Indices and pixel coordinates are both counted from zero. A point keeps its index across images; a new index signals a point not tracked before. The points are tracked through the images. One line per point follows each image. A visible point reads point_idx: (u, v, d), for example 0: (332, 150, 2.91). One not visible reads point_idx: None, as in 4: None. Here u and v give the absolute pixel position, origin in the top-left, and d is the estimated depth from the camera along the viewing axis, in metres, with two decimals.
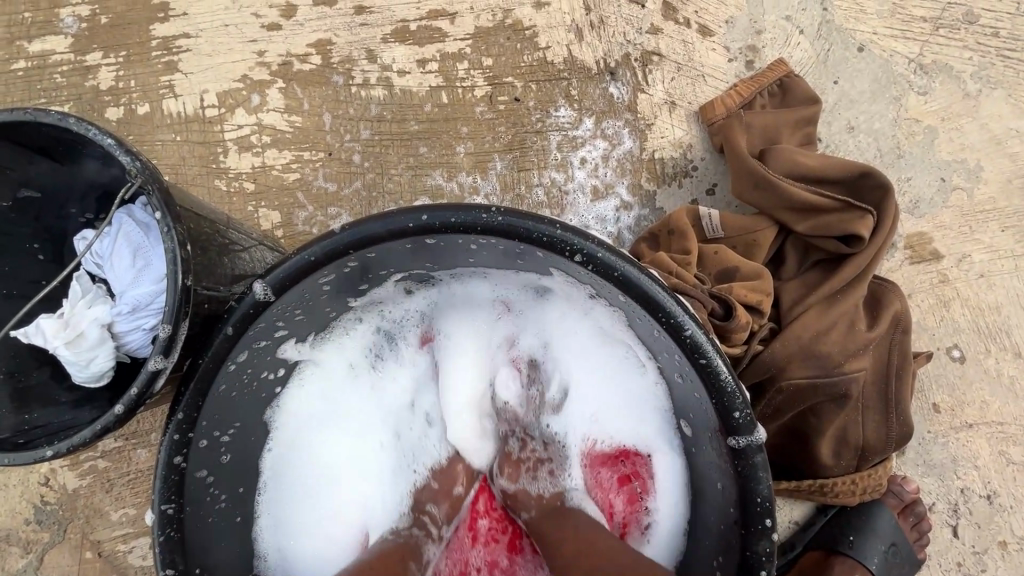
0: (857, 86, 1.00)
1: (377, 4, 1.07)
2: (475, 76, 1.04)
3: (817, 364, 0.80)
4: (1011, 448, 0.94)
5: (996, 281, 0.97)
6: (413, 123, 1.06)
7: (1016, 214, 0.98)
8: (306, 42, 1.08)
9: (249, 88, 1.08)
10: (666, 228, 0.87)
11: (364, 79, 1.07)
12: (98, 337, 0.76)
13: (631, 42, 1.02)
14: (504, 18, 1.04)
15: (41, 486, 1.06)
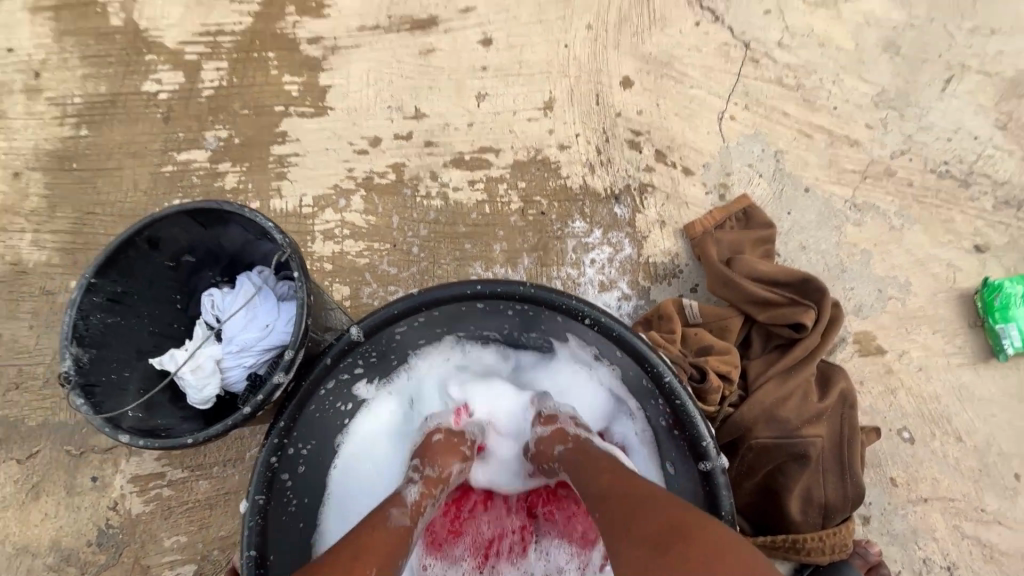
0: (805, 217, 1.30)
1: (441, 140, 1.43)
2: (512, 195, 1.37)
3: (779, 427, 0.99)
4: (963, 523, 1.07)
5: (933, 374, 1.17)
6: (462, 226, 1.37)
7: (943, 321, 1.21)
8: (386, 164, 1.43)
9: (338, 194, 1.41)
10: (656, 313, 1.11)
11: (427, 192, 1.40)
12: (211, 369, 0.99)
13: (631, 176, 1.36)
14: (536, 155, 1.39)
15: (108, 510, 1.21)
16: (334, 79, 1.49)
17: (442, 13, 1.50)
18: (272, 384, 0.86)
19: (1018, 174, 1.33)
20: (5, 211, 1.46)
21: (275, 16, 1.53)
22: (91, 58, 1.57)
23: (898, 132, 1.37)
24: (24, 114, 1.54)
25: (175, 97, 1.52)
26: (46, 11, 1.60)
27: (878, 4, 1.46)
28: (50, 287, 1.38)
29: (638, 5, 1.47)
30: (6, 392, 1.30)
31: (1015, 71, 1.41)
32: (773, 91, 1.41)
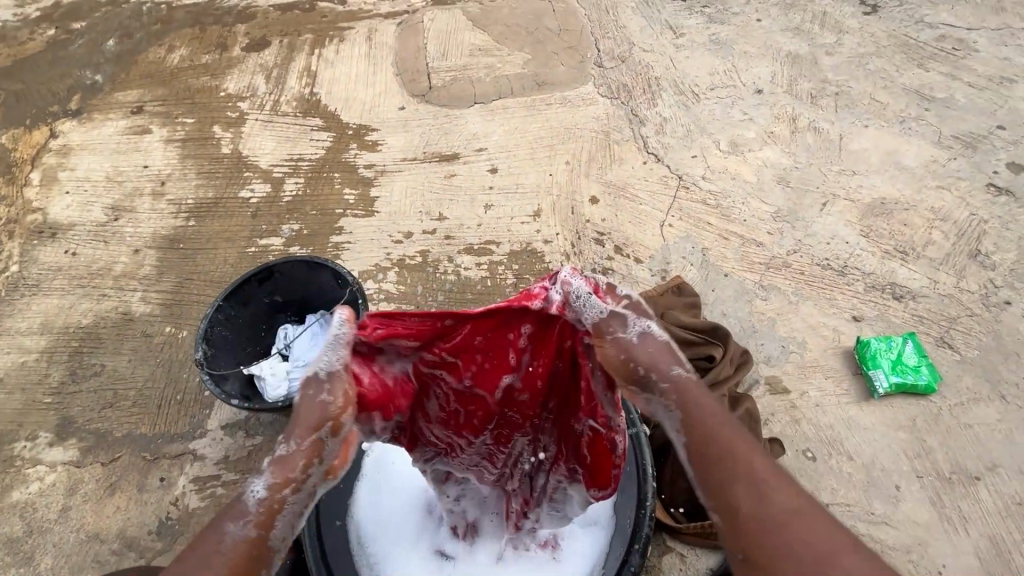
0: (725, 293, 1.76)
1: (458, 235, 1.94)
2: (508, 273, 1.84)
3: None
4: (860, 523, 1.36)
5: (827, 408, 1.53)
6: (469, 294, 1.82)
7: (833, 369, 1.59)
8: (415, 250, 1.92)
9: (378, 270, 1.88)
10: None
11: (444, 270, 1.87)
12: (282, 375, 1.37)
13: (597, 263, 1.84)
14: (526, 246, 1.89)
15: (168, 505, 1.48)
16: (382, 191, 2.05)
17: (463, 152, 2.11)
18: None
19: (880, 267, 1.80)
20: (123, 276, 1.92)
21: (344, 150, 2.15)
22: (206, 173, 2.15)
23: (791, 237, 1.88)
24: (149, 209, 2.09)
25: (263, 201, 2.06)
26: (179, 143, 2.23)
27: (771, 153, 2.07)
28: (149, 331, 1.79)
29: (601, 150, 2.09)
30: (101, 409, 1.64)
31: (871, 199, 1.95)
32: (699, 207, 1.95)
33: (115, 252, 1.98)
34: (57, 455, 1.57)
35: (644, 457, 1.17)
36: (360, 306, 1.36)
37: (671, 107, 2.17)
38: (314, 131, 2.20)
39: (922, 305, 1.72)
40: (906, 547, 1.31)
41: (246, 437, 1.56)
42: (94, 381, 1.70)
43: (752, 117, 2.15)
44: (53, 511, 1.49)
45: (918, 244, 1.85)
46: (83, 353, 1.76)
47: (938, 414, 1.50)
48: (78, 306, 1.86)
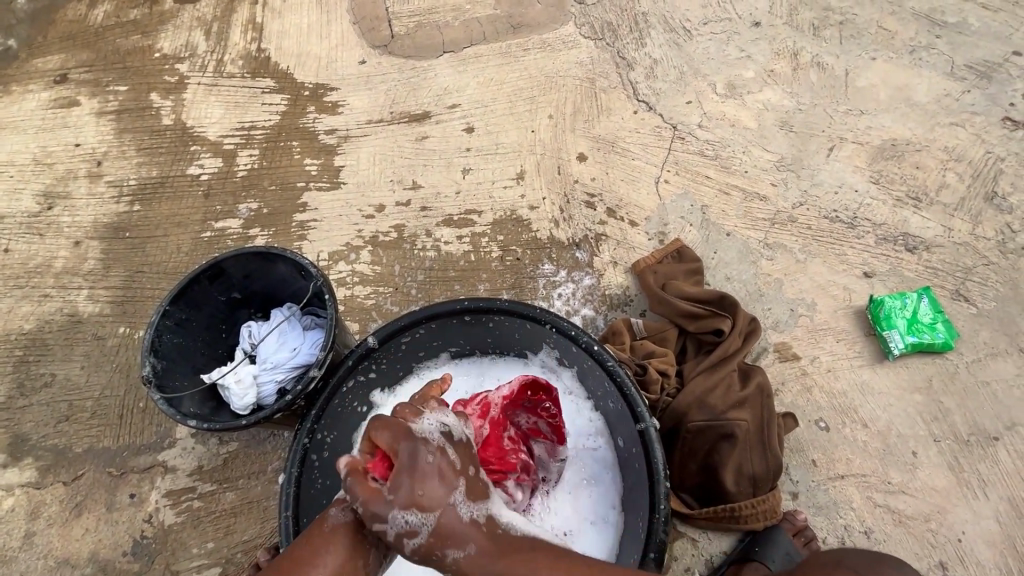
0: (728, 255, 1.62)
1: (435, 205, 1.76)
2: (492, 246, 1.68)
3: (709, 412, 1.26)
4: (876, 493, 1.32)
5: (839, 374, 1.45)
6: (452, 271, 1.66)
7: (845, 332, 1.50)
8: (389, 225, 1.74)
9: (350, 250, 1.71)
10: (611, 329, 1.41)
11: (423, 246, 1.70)
12: (249, 382, 1.22)
13: (589, 229, 1.69)
14: (511, 214, 1.72)
15: (143, 522, 1.38)
16: (347, 160, 1.84)
17: (434, 110, 1.89)
18: (309, 377, 1.14)
19: (891, 217, 1.68)
20: (65, 273, 1.72)
21: (300, 114, 1.91)
22: (145, 148, 1.90)
23: (796, 188, 1.73)
24: (85, 194, 1.85)
25: (214, 178, 1.84)
26: (111, 114, 1.96)
27: (773, 94, 1.88)
28: (101, 333, 1.62)
29: (588, 100, 1.88)
30: (57, 424, 1.50)
31: (881, 141, 1.80)
32: (697, 160, 1.78)
33: (53, 246, 1.77)
34: (14, 477, 1.45)
35: (656, 455, 1.04)
36: (327, 299, 1.19)
37: (662, 47, 1.95)
38: (265, 94, 1.94)
39: (936, 256, 1.61)
40: (926, 515, 1.30)
41: (219, 444, 1.44)
42: (46, 393, 1.55)
43: (750, 54, 1.94)
44: (19, 538, 1.39)
45: (931, 188, 1.72)
46: (31, 362, 1.60)
47: (954, 373, 1.44)
48: (18, 310, 1.67)
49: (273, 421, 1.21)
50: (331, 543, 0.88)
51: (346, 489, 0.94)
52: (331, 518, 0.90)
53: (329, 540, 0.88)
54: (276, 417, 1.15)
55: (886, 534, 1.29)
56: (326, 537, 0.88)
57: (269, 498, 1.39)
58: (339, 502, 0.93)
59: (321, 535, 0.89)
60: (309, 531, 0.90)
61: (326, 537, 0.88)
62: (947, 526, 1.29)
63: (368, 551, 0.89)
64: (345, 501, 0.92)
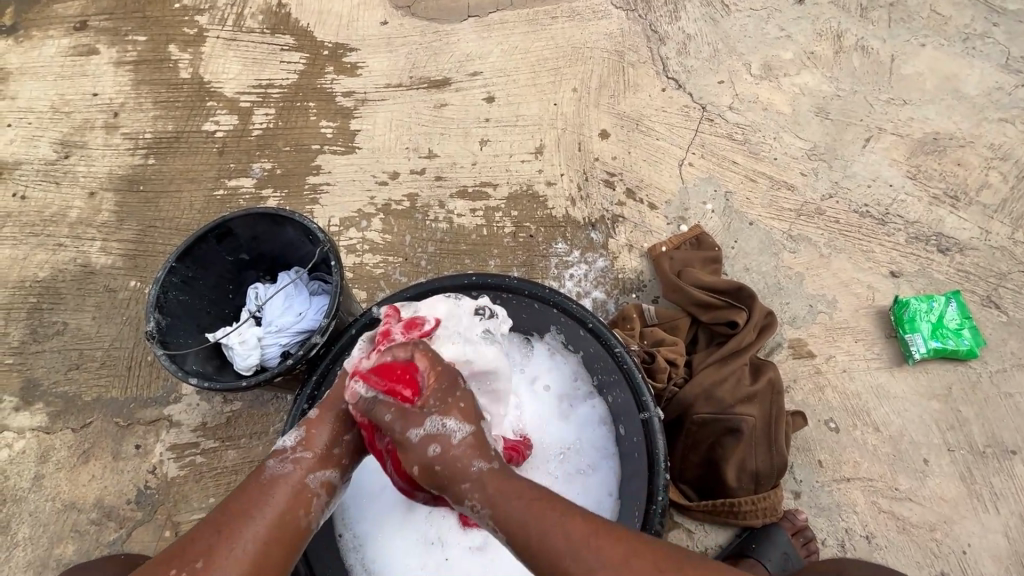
0: (749, 245, 1.56)
1: (450, 175, 1.72)
2: (506, 221, 1.64)
3: (715, 405, 1.23)
4: (881, 498, 1.29)
5: (855, 375, 1.40)
6: (463, 245, 1.63)
7: (864, 332, 1.45)
8: (402, 193, 1.70)
9: (361, 217, 1.68)
10: (621, 314, 1.38)
11: (435, 217, 1.67)
12: (253, 343, 1.21)
13: (606, 209, 1.63)
14: (527, 189, 1.68)
15: (147, 473, 1.40)
16: (363, 124, 1.79)
17: (455, 76, 1.83)
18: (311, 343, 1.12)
19: (926, 215, 1.59)
20: (79, 223, 1.73)
21: (318, 74, 1.86)
22: (162, 102, 1.87)
23: (827, 179, 1.65)
24: (101, 145, 1.84)
25: (229, 135, 1.81)
26: (129, 65, 1.93)
27: (811, 78, 1.78)
28: (113, 286, 1.63)
29: (615, 74, 1.80)
30: (68, 371, 1.53)
31: (923, 134, 1.70)
32: (724, 143, 1.71)
33: (68, 195, 1.77)
34: (25, 420, 1.48)
35: (656, 444, 1.05)
36: (333, 266, 1.17)
37: (697, 22, 1.85)
38: (284, 51, 1.89)
39: (969, 259, 1.54)
40: (932, 525, 1.27)
41: (223, 402, 1.45)
42: (58, 341, 1.57)
43: (790, 34, 1.84)
44: (28, 479, 1.43)
45: (971, 187, 1.63)
46: (44, 310, 1.62)
47: (975, 382, 1.39)
48: (33, 257, 1.69)
49: (275, 384, 1.21)
50: (270, 494, 0.84)
51: (284, 440, 0.90)
52: (270, 469, 0.86)
53: (268, 490, 0.85)
54: (277, 380, 1.15)
55: (888, 540, 1.26)
56: (265, 487, 0.85)
57: (269, 459, 1.40)
58: (277, 453, 0.89)
59: (258, 488, 0.84)
60: (248, 481, 0.86)
61: (264, 489, 0.84)
62: (953, 537, 1.26)
63: (310, 501, 0.86)
64: (284, 452, 0.88)
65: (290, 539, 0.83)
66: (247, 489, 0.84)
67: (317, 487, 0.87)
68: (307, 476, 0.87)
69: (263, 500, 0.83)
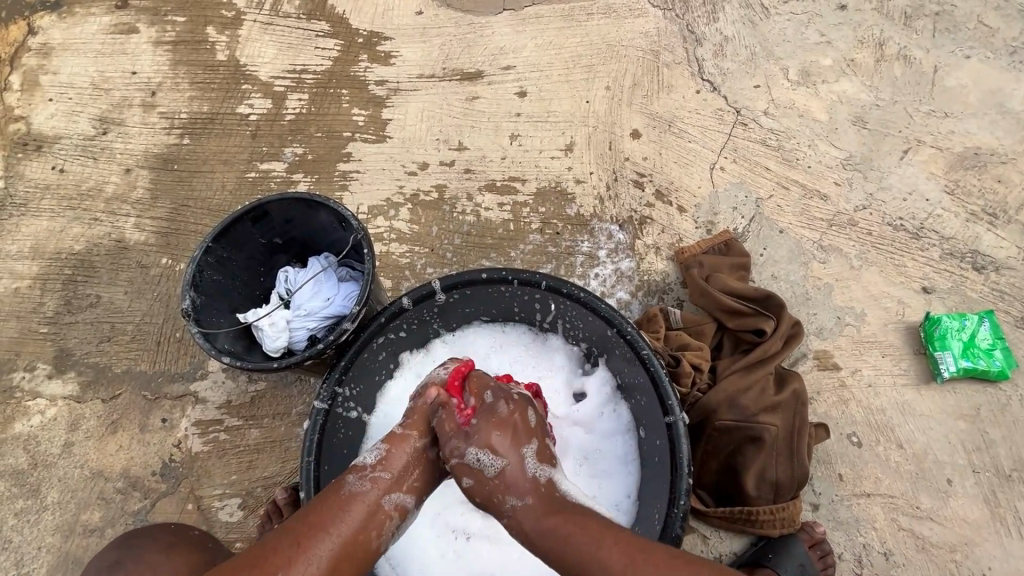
0: (779, 252, 1.55)
1: (479, 168, 1.72)
2: (533, 217, 1.64)
3: (738, 412, 1.23)
4: (901, 516, 1.28)
5: (881, 391, 1.38)
6: (489, 238, 1.64)
7: (892, 347, 1.43)
8: (431, 184, 1.71)
9: (389, 206, 1.69)
10: (645, 316, 1.38)
11: (463, 209, 1.67)
12: (282, 326, 1.24)
13: (634, 210, 1.63)
14: (556, 186, 1.67)
15: (173, 447, 1.44)
16: (395, 114, 1.80)
17: (488, 69, 1.83)
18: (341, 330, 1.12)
19: (962, 231, 1.56)
20: (115, 199, 1.76)
21: (351, 62, 1.87)
22: (198, 83, 1.90)
23: (861, 190, 1.63)
24: (138, 123, 1.87)
25: (263, 119, 1.83)
26: (168, 45, 1.96)
27: (850, 86, 1.75)
28: (145, 262, 1.67)
29: (649, 74, 1.78)
30: (100, 343, 1.57)
31: (963, 148, 1.66)
32: (757, 149, 1.68)
33: (105, 171, 1.81)
34: (58, 388, 1.53)
35: (681, 450, 1.04)
36: (366, 255, 1.18)
37: (735, 24, 1.83)
38: (319, 37, 1.90)
39: (1005, 279, 1.51)
40: (952, 546, 1.26)
41: (248, 382, 1.48)
42: (91, 313, 1.61)
43: (831, 39, 1.80)
44: (58, 446, 1.47)
45: (1011, 206, 1.59)
46: (78, 282, 1.66)
47: (1005, 404, 1.36)
48: (70, 230, 1.73)
49: (302, 367, 1.23)
50: (347, 511, 0.89)
51: (363, 458, 0.96)
52: (349, 485, 0.92)
53: (347, 504, 0.90)
54: (306, 363, 1.17)
55: (906, 558, 1.25)
56: (344, 502, 0.90)
57: (291, 440, 1.43)
58: (357, 470, 0.95)
59: (337, 504, 0.89)
60: (326, 494, 0.91)
61: (343, 506, 0.89)
62: (973, 559, 1.25)
63: (384, 522, 0.91)
64: (363, 470, 0.94)
65: (363, 556, 0.89)
66: (330, 502, 0.90)
67: (390, 509, 0.92)
68: (382, 497, 0.92)
69: (340, 515, 0.88)
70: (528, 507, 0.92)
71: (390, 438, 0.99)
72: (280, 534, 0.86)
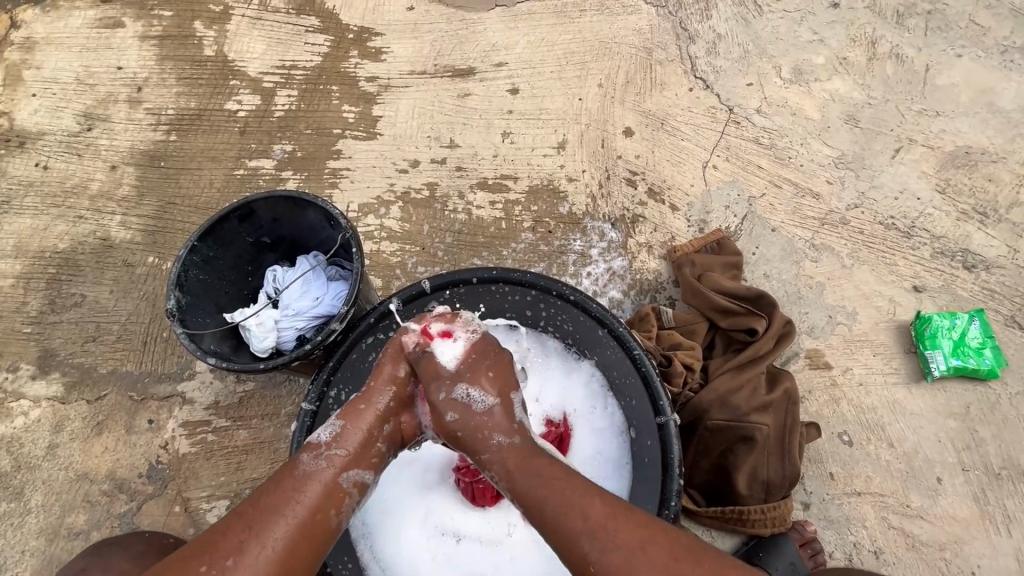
0: (771, 251, 1.55)
1: (471, 166, 1.70)
2: (525, 215, 1.63)
3: (730, 412, 1.23)
4: (891, 515, 1.28)
5: (872, 389, 1.39)
6: (481, 237, 1.62)
7: (883, 346, 1.43)
8: (422, 182, 1.69)
9: (380, 204, 1.67)
10: (637, 315, 1.38)
11: (454, 208, 1.66)
12: (270, 326, 1.22)
13: (627, 208, 1.62)
14: (548, 184, 1.66)
15: (160, 448, 1.42)
16: (385, 111, 1.78)
17: (479, 66, 1.81)
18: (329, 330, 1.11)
19: (953, 230, 1.57)
20: (100, 196, 1.73)
21: (342, 58, 1.84)
22: (186, 78, 1.87)
23: (853, 189, 1.63)
24: (124, 119, 1.84)
25: (252, 115, 1.80)
26: (154, 40, 1.92)
27: (842, 84, 1.75)
28: (131, 260, 1.64)
29: (642, 71, 1.77)
30: (85, 343, 1.54)
31: (954, 147, 1.67)
32: (750, 147, 1.68)
33: (90, 168, 1.77)
34: (42, 389, 1.50)
35: (672, 450, 1.05)
36: (354, 254, 1.17)
37: (728, 22, 1.82)
38: (309, 33, 1.88)
39: (995, 278, 1.51)
40: (942, 544, 1.26)
41: (236, 382, 1.46)
42: (76, 312, 1.59)
43: (823, 37, 1.80)
44: (42, 447, 1.45)
45: (1002, 204, 1.60)
46: (62, 281, 1.63)
47: (994, 403, 1.37)
48: (54, 228, 1.70)
49: (291, 368, 1.21)
50: (302, 492, 0.83)
51: (318, 435, 0.89)
52: (303, 464, 0.85)
53: (302, 484, 0.84)
54: (294, 364, 1.15)
55: (896, 557, 1.26)
56: (298, 483, 0.84)
57: (280, 441, 1.41)
58: (310, 448, 0.88)
59: (291, 484, 0.84)
60: (279, 476, 0.85)
61: (298, 486, 0.83)
62: (963, 557, 1.25)
63: (342, 500, 0.85)
64: (318, 449, 0.87)
65: (320, 542, 0.82)
66: (281, 487, 0.83)
67: (348, 486, 0.86)
68: (339, 474, 0.86)
69: (294, 496, 0.82)
70: (514, 446, 0.88)
71: (349, 410, 0.92)
72: (224, 530, 0.78)
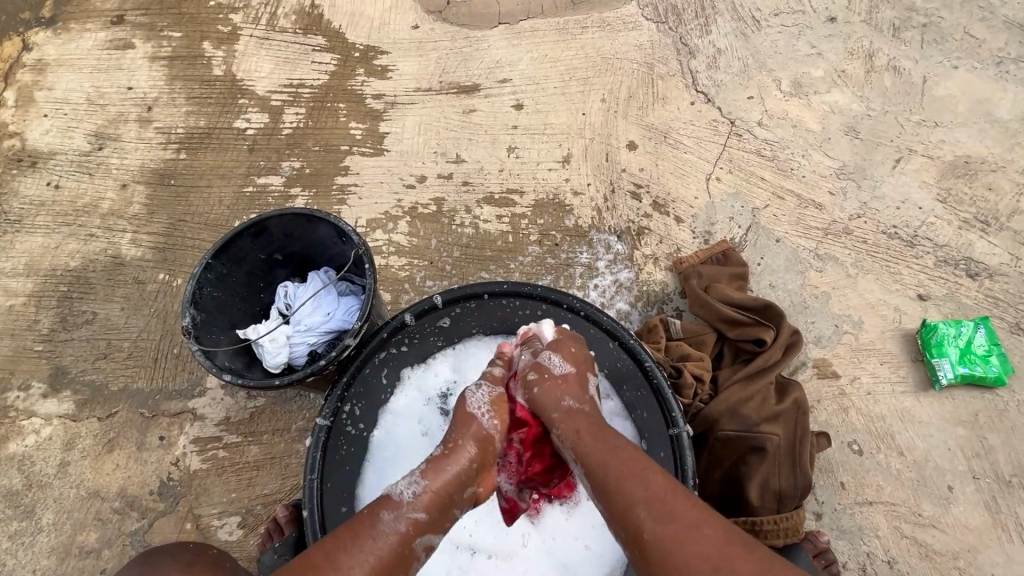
0: (776, 261, 1.56)
1: (477, 181, 1.73)
2: (532, 229, 1.65)
3: (740, 423, 1.24)
4: (903, 524, 1.28)
5: (880, 398, 1.39)
6: (488, 251, 1.64)
7: (890, 354, 1.44)
8: (429, 197, 1.71)
9: (388, 219, 1.70)
10: (646, 327, 1.40)
11: (461, 222, 1.68)
12: (282, 342, 1.23)
13: (632, 221, 1.64)
14: (554, 197, 1.68)
15: (171, 465, 1.42)
16: (392, 127, 1.81)
17: (484, 82, 1.84)
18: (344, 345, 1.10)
19: (955, 239, 1.58)
20: (111, 215, 1.75)
21: (348, 76, 1.88)
22: (195, 98, 1.90)
23: (855, 199, 1.65)
24: (134, 138, 1.87)
25: (260, 133, 1.83)
26: (164, 60, 1.96)
27: (841, 97, 1.78)
28: (142, 278, 1.66)
29: (644, 86, 1.80)
30: (96, 360, 1.55)
31: (954, 156, 1.69)
32: (752, 159, 1.70)
33: (101, 186, 1.80)
34: (53, 407, 1.51)
35: (685, 460, 1.06)
36: (367, 270, 1.18)
37: (728, 37, 1.85)
38: (316, 52, 1.91)
39: (999, 285, 1.53)
40: (955, 553, 1.26)
41: (247, 398, 1.46)
42: (87, 330, 1.60)
43: (821, 51, 1.83)
44: (53, 466, 1.45)
45: (1002, 212, 1.62)
46: (73, 299, 1.65)
47: (1002, 410, 1.37)
48: (65, 246, 1.72)
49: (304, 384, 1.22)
50: (378, 550, 0.81)
51: (398, 490, 0.88)
52: (384, 522, 0.84)
53: (378, 544, 0.82)
54: (307, 380, 1.16)
55: (909, 566, 1.25)
56: (377, 541, 0.82)
57: (291, 456, 1.42)
58: (391, 505, 0.86)
59: (370, 539, 0.82)
60: (356, 526, 0.84)
61: (375, 542, 0.82)
62: (976, 566, 1.25)
63: (410, 563, 0.85)
64: (399, 507, 0.85)
65: None
66: (356, 538, 0.82)
67: (418, 550, 0.86)
68: (414, 539, 0.85)
69: (371, 553, 0.81)
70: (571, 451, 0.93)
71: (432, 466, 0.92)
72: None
